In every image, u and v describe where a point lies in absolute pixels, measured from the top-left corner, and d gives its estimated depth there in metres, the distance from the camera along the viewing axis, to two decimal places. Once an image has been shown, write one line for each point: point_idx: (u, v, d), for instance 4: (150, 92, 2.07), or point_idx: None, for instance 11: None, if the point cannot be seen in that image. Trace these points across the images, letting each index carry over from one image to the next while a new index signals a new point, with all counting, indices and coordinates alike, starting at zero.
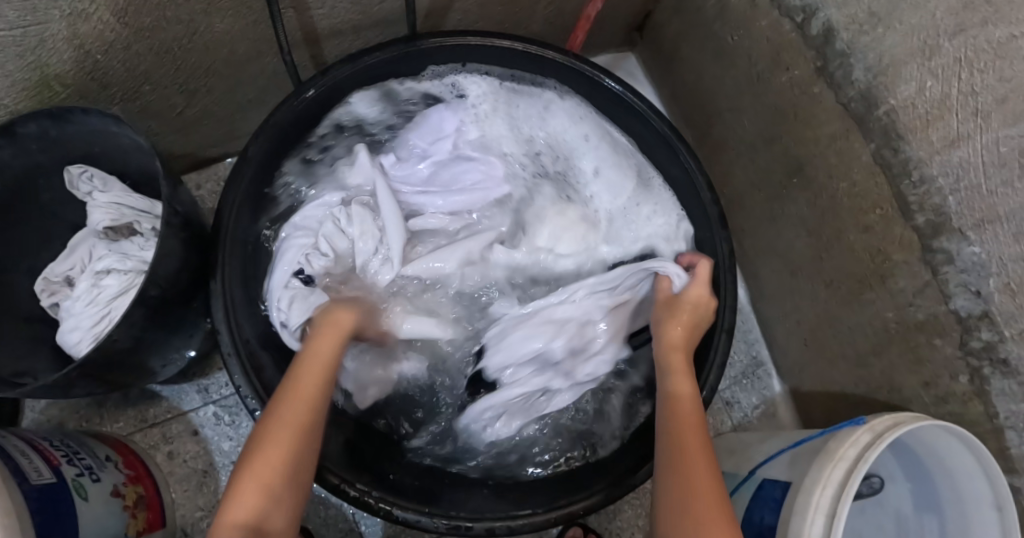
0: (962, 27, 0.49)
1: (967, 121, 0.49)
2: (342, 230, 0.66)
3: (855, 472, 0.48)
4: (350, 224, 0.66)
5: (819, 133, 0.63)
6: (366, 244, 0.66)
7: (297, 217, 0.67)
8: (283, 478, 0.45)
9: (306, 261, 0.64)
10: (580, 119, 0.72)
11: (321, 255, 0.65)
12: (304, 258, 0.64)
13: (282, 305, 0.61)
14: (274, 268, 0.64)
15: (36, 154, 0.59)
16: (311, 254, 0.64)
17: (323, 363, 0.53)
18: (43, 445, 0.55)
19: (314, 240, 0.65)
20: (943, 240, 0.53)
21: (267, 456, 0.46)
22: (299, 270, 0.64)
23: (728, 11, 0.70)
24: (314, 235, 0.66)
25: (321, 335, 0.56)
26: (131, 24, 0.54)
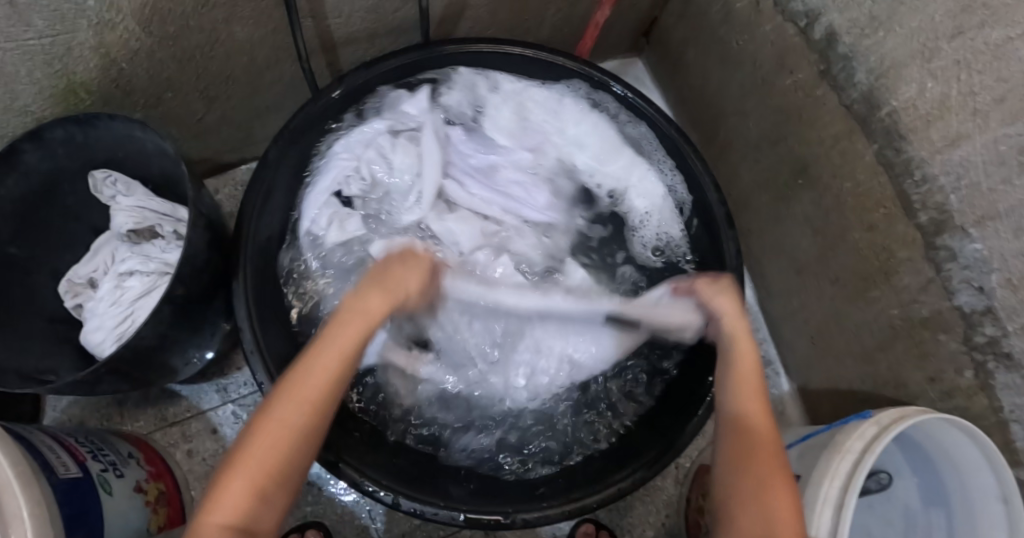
0: (961, 29, 0.51)
1: (967, 121, 0.51)
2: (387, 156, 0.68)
3: (863, 464, 0.49)
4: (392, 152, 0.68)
5: (823, 134, 0.65)
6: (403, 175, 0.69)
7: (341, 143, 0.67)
8: (276, 484, 0.41)
9: (345, 182, 0.67)
10: (620, 153, 0.72)
11: (359, 177, 0.68)
12: (345, 175, 0.67)
13: (323, 223, 0.66)
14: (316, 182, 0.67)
15: (62, 160, 0.60)
16: (350, 174, 0.67)
17: (337, 360, 0.44)
18: (69, 442, 0.56)
19: (357, 164, 0.67)
20: (945, 237, 0.54)
21: (259, 459, 0.40)
22: (337, 191, 0.67)
23: (733, 16, 0.72)
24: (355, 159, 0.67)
25: (342, 323, 0.46)
26: (156, 33, 0.56)
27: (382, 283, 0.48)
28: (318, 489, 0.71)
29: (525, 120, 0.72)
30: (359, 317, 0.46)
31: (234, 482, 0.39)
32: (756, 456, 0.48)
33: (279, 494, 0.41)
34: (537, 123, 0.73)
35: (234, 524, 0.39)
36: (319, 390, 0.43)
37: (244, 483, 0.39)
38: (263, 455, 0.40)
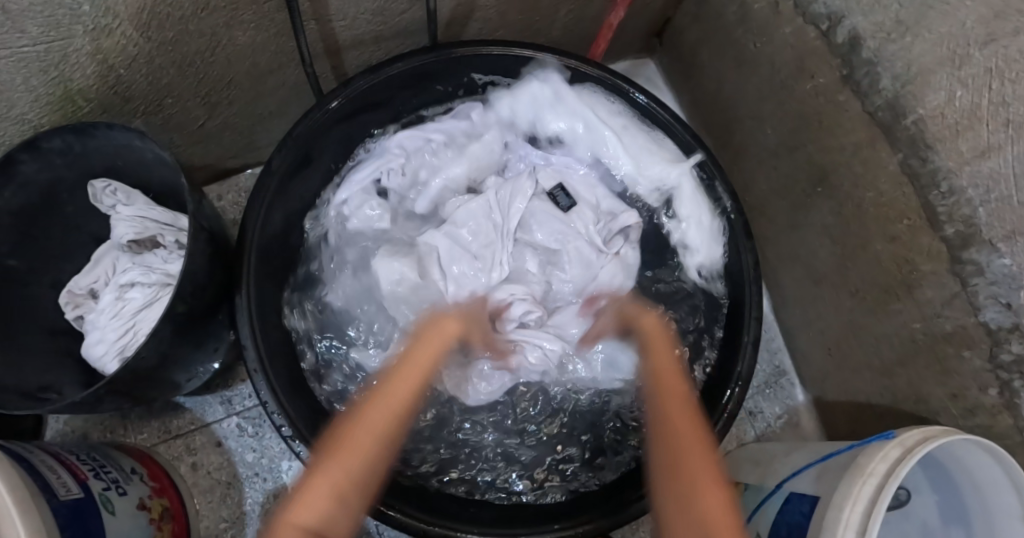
0: (993, 36, 0.50)
1: (999, 131, 0.50)
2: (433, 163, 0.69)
3: (886, 489, 0.48)
4: (439, 154, 0.69)
5: (844, 142, 0.63)
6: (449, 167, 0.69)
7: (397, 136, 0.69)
8: (356, 485, 0.42)
9: (387, 172, 0.68)
10: (659, 149, 0.69)
11: (401, 172, 0.69)
12: (387, 168, 0.68)
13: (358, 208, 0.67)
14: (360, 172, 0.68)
15: (59, 169, 0.59)
16: (392, 169, 0.68)
17: (414, 376, 0.51)
18: (69, 459, 0.55)
19: (404, 161, 0.68)
20: (972, 251, 0.51)
21: (346, 464, 0.43)
22: (376, 180, 0.68)
23: (750, 18, 0.70)
24: (401, 154, 0.69)
25: (422, 342, 0.55)
26: (154, 38, 0.54)
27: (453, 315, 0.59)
28: None
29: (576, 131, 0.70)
30: (432, 338, 0.56)
31: (323, 482, 0.41)
32: (681, 459, 0.47)
33: (362, 499, 0.43)
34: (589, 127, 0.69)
35: (316, 523, 0.39)
36: (396, 406, 0.48)
37: (332, 484, 0.41)
38: (347, 462, 0.43)
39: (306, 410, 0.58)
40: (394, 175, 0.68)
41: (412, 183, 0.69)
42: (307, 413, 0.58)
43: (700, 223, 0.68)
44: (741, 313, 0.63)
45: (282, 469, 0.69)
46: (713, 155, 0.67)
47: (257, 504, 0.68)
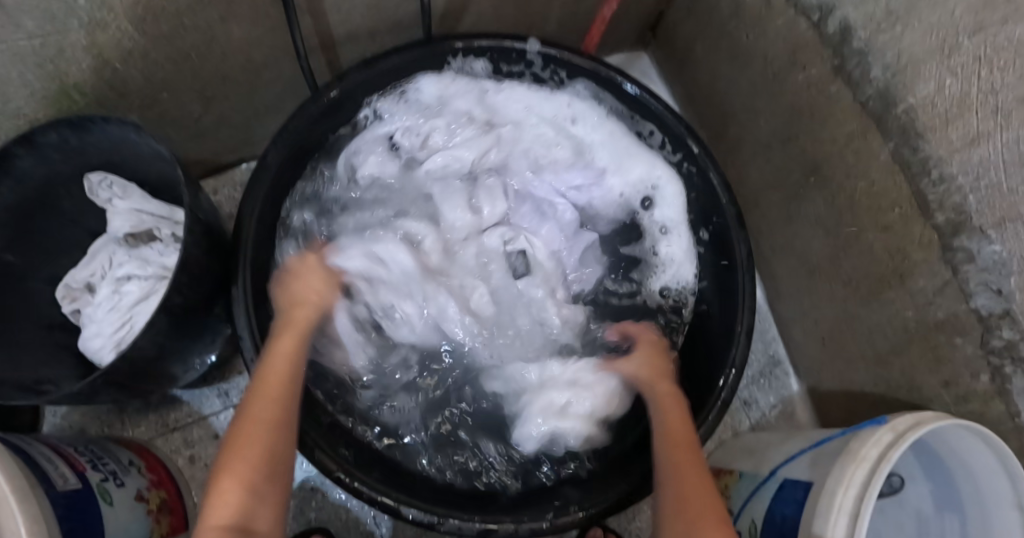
0: (982, 25, 0.50)
1: (989, 119, 0.50)
2: (448, 133, 0.71)
3: (878, 473, 0.48)
4: (459, 132, 0.71)
5: (836, 132, 0.63)
6: (464, 131, 0.71)
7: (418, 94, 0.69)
8: (265, 478, 0.44)
9: (401, 133, 0.70)
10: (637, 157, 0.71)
11: (415, 133, 0.70)
12: (404, 126, 0.70)
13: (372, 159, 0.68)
14: (382, 124, 0.69)
15: (55, 163, 0.59)
16: (410, 128, 0.70)
17: (286, 353, 0.50)
18: (67, 451, 0.55)
19: (420, 123, 0.70)
20: (963, 239, 0.52)
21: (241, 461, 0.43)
22: (390, 137, 0.70)
23: (743, 10, 0.70)
24: (422, 115, 0.70)
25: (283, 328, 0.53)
26: (150, 32, 0.54)
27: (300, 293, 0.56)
28: (322, 496, 0.71)
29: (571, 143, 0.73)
30: (293, 327, 0.53)
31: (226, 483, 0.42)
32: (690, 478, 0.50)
33: (266, 482, 0.43)
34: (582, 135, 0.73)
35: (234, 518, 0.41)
36: (277, 401, 0.47)
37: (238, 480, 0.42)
38: (247, 456, 0.44)
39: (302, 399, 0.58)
40: (412, 135, 0.70)
41: (423, 145, 0.70)
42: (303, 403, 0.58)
43: (680, 238, 0.71)
44: (734, 305, 0.64)
45: None
46: (707, 148, 0.66)
47: None
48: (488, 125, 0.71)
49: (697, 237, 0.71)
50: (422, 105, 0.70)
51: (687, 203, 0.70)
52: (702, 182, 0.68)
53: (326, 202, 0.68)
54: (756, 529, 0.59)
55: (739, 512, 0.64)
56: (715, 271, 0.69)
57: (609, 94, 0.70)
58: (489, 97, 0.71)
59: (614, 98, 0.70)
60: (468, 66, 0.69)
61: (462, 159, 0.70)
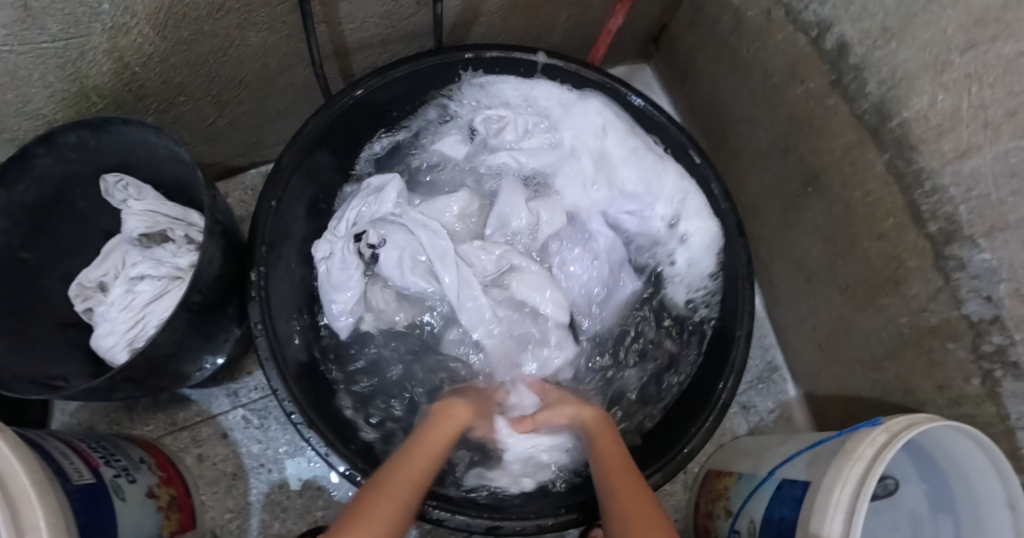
0: (973, 43, 0.51)
1: (978, 133, 0.51)
2: (522, 132, 0.73)
3: (873, 472, 0.50)
4: (530, 136, 0.73)
5: (833, 144, 0.66)
6: (534, 127, 0.73)
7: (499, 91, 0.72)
8: None
9: (483, 118, 0.73)
10: (663, 175, 0.69)
11: (495, 121, 0.73)
12: (485, 114, 0.73)
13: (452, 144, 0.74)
14: (473, 106, 0.74)
15: (73, 163, 0.60)
16: (490, 118, 0.73)
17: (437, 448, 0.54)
18: (80, 446, 0.56)
19: (503, 113, 0.73)
20: (955, 247, 0.54)
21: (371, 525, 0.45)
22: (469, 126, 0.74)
23: (744, 25, 0.73)
24: (507, 108, 0.73)
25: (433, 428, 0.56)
26: (171, 38, 0.56)
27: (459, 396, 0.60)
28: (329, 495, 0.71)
29: (607, 162, 0.71)
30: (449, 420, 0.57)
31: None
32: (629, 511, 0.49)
33: None
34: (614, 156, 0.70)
35: None
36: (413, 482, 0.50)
37: None
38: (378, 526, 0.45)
39: (312, 396, 0.59)
40: (501, 130, 0.73)
41: (500, 133, 0.73)
42: (314, 401, 0.60)
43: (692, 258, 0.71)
44: (735, 309, 0.66)
45: (287, 461, 0.70)
46: (709, 157, 0.68)
47: (261, 496, 0.69)
48: (553, 145, 0.73)
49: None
50: (512, 101, 0.73)
51: (716, 221, 0.68)
52: (704, 190, 0.70)
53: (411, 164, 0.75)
54: (755, 528, 0.61)
55: (738, 512, 0.65)
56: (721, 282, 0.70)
57: (614, 105, 0.69)
58: (551, 106, 0.71)
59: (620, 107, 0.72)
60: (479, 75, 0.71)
61: (521, 163, 0.72)
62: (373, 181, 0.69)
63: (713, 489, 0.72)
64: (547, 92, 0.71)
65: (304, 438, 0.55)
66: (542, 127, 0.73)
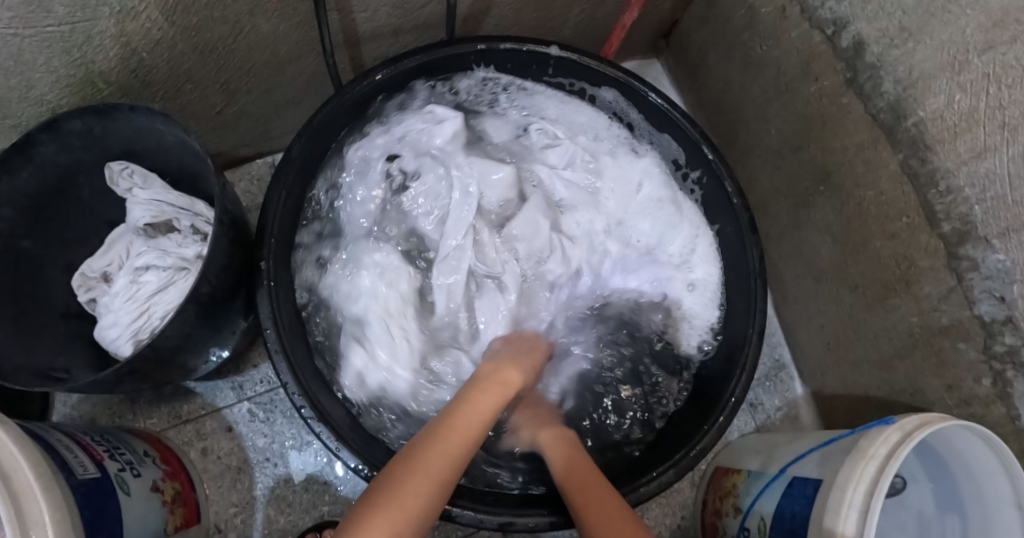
0: (991, 44, 0.53)
1: (995, 134, 0.52)
2: (567, 161, 0.73)
3: (887, 470, 0.50)
4: (571, 162, 0.73)
5: (847, 143, 0.65)
6: (579, 151, 0.73)
7: (558, 109, 0.73)
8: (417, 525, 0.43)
9: (544, 125, 0.73)
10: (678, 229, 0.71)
11: (549, 136, 0.73)
12: (543, 124, 0.73)
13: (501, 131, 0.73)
14: (530, 108, 0.74)
15: (77, 150, 0.59)
16: (546, 130, 0.73)
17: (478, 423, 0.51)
18: (84, 439, 0.55)
19: (557, 129, 0.73)
20: (968, 247, 0.54)
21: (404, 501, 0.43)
22: (520, 129, 0.74)
23: (757, 22, 0.72)
24: (567, 128, 0.73)
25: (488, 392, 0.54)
26: (179, 24, 0.54)
27: (514, 364, 0.58)
28: (336, 490, 0.69)
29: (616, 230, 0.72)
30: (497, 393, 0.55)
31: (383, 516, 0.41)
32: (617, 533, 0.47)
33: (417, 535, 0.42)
34: (641, 203, 0.72)
35: None
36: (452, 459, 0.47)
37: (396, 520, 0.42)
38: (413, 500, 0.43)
39: (320, 389, 0.58)
40: (549, 149, 0.73)
41: (550, 144, 0.73)
42: (323, 394, 0.59)
43: (702, 297, 0.71)
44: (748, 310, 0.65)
45: (294, 455, 0.70)
46: (722, 153, 0.67)
47: (266, 490, 0.68)
48: (591, 193, 0.72)
49: (712, 231, 0.72)
50: (570, 121, 0.74)
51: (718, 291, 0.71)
52: (716, 187, 0.69)
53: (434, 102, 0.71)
54: (766, 526, 0.61)
55: (747, 509, 0.65)
56: (728, 280, 0.70)
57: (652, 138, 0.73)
58: (600, 138, 0.73)
59: (638, 101, 0.70)
60: (494, 67, 0.70)
61: (558, 192, 0.72)
62: (437, 109, 0.68)
63: (721, 486, 0.72)
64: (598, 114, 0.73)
65: (315, 433, 0.55)
66: (589, 162, 0.73)
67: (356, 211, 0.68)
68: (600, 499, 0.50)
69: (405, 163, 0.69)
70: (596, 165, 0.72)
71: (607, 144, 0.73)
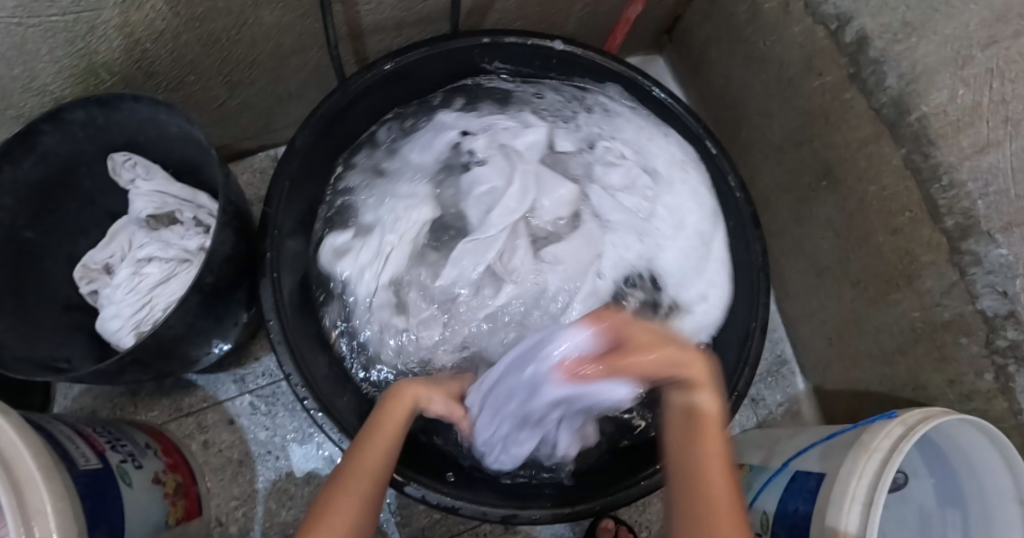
0: (995, 39, 0.54)
1: (999, 128, 0.53)
2: (627, 182, 0.70)
3: (891, 463, 0.50)
4: (623, 177, 0.70)
5: (849, 137, 0.65)
6: (634, 172, 0.70)
7: (626, 130, 0.71)
8: None
9: (615, 145, 0.71)
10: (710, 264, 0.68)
11: (617, 156, 0.71)
12: (615, 144, 0.71)
13: (565, 141, 0.72)
14: (603, 125, 0.72)
15: (79, 142, 0.59)
16: (613, 149, 0.71)
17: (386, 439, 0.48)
18: (86, 431, 0.55)
19: (629, 152, 0.71)
20: (970, 242, 0.54)
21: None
22: (588, 140, 0.72)
23: (761, 17, 0.72)
24: (636, 155, 0.71)
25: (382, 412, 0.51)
26: (182, 15, 0.54)
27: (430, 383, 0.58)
28: None
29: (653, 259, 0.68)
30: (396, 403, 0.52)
31: None
32: None
33: None
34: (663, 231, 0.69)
35: None
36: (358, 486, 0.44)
37: None
38: None
39: (323, 382, 0.58)
40: (610, 168, 0.71)
41: (616, 162, 0.71)
42: (327, 386, 0.59)
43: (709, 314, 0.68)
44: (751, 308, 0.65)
45: (295, 449, 0.69)
46: (725, 148, 0.68)
47: (268, 483, 0.68)
48: (643, 219, 0.69)
49: None
50: (637, 145, 0.71)
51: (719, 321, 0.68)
52: (719, 181, 0.69)
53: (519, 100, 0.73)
54: (769, 520, 0.61)
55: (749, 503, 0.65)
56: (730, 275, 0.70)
57: (703, 164, 0.70)
58: (659, 171, 0.70)
59: (643, 96, 0.70)
60: (498, 61, 0.70)
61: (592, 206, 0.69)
62: (529, 117, 0.72)
63: None
64: (656, 138, 0.71)
65: (318, 425, 0.55)
66: (641, 182, 0.70)
67: (414, 154, 0.70)
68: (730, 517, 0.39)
69: (475, 144, 0.70)
70: (645, 188, 0.70)
71: (662, 169, 0.70)
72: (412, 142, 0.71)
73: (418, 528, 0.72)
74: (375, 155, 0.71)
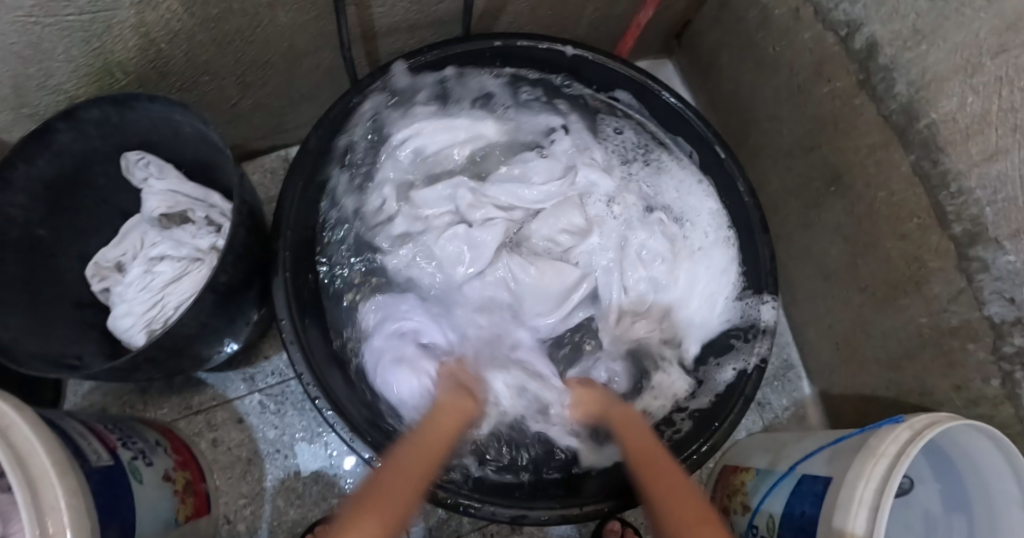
0: (1005, 47, 0.50)
1: (1007, 136, 0.51)
2: (655, 245, 0.74)
3: (898, 468, 0.50)
4: (642, 235, 0.74)
5: (858, 144, 0.66)
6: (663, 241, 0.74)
7: (667, 201, 0.75)
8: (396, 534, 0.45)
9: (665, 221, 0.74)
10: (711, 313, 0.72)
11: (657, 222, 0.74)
12: (661, 218, 0.75)
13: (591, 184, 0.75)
14: (654, 188, 0.76)
15: (92, 140, 0.59)
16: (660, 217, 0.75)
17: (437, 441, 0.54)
18: (98, 428, 0.55)
19: (670, 228, 0.74)
20: (979, 249, 0.55)
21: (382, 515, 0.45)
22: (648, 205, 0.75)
23: (772, 23, 0.73)
24: (674, 238, 0.74)
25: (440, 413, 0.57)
26: (199, 14, 0.54)
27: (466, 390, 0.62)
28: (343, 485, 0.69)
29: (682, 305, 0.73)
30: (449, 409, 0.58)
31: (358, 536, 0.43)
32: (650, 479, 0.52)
33: None
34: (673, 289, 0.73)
35: None
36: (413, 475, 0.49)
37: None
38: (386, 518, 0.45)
39: (335, 382, 0.58)
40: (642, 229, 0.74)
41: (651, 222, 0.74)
42: (337, 384, 0.59)
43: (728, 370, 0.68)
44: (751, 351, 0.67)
45: (304, 448, 0.70)
46: (735, 152, 0.67)
47: (276, 482, 0.69)
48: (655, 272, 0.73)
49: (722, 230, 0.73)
50: (679, 220, 0.75)
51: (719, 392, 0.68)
52: (728, 185, 0.70)
53: (607, 127, 0.76)
54: (775, 523, 0.61)
55: (757, 507, 0.66)
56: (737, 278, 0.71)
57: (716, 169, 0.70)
58: (688, 251, 0.74)
59: (654, 101, 0.71)
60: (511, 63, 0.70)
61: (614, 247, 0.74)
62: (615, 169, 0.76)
63: (730, 484, 0.73)
64: (687, 199, 0.74)
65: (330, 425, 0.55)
66: (667, 248, 0.73)
67: (528, 119, 0.77)
68: (671, 487, 0.51)
69: (559, 142, 0.77)
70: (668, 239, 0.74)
71: (686, 234, 0.74)
72: (532, 106, 0.76)
73: (425, 529, 0.73)
74: (486, 84, 0.72)
